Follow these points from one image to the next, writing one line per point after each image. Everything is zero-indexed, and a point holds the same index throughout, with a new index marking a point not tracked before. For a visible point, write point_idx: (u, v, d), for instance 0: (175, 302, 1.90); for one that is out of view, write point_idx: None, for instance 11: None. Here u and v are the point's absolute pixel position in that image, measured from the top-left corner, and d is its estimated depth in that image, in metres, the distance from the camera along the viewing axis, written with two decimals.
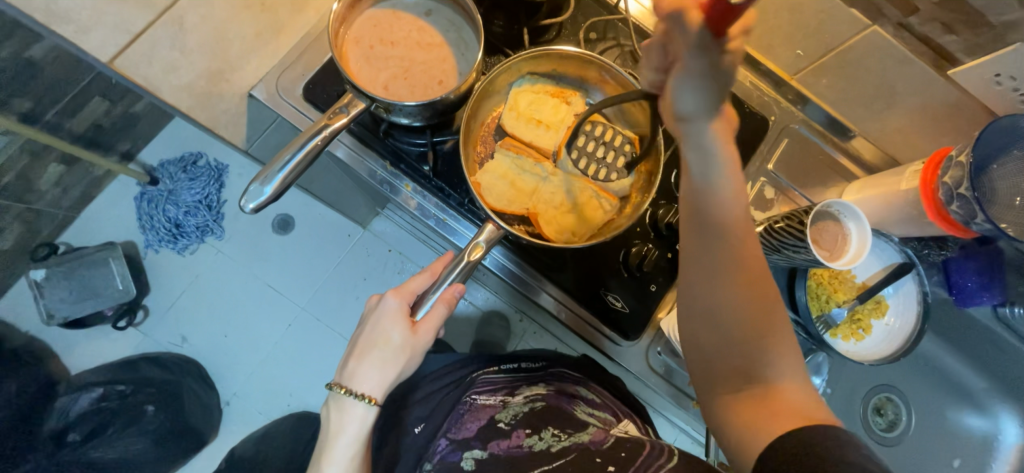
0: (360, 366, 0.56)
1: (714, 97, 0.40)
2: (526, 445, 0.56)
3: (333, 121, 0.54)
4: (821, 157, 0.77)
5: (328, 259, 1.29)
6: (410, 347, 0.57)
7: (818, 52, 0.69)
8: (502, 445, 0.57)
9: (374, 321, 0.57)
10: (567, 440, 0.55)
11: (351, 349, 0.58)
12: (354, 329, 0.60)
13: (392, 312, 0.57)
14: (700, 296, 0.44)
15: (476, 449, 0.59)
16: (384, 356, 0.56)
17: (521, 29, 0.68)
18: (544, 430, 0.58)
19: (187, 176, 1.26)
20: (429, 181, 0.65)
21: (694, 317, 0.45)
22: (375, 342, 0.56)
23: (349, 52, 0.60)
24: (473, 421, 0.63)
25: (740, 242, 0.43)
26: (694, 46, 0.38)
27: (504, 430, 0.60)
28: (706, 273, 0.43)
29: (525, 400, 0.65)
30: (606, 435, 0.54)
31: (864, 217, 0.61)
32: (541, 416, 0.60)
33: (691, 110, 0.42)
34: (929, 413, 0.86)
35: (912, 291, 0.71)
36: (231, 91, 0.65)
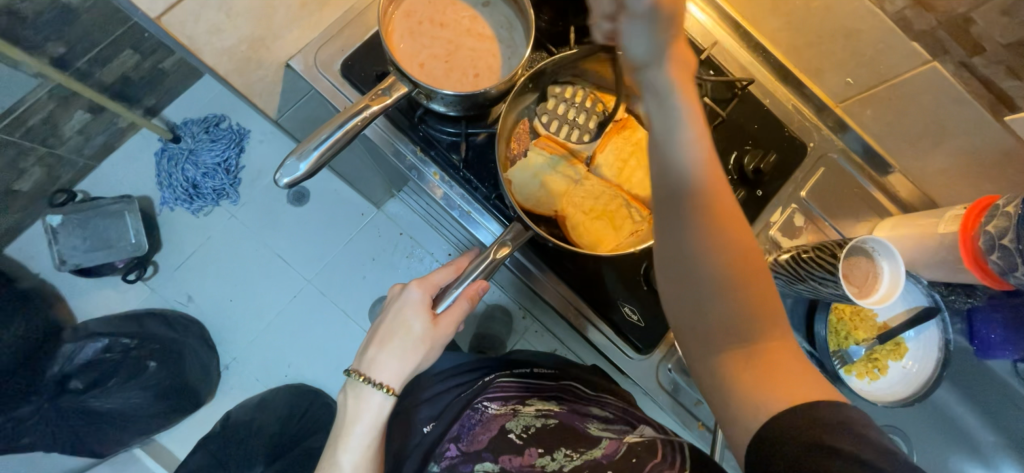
0: (380, 354, 0.56)
1: (660, 33, 0.41)
2: (538, 465, 0.55)
3: (373, 103, 0.53)
4: (855, 189, 0.76)
5: (340, 235, 1.29)
6: (430, 339, 0.56)
7: (869, 82, 0.67)
8: (514, 461, 0.56)
9: (396, 309, 0.57)
10: (579, 458, 0.54)
11: (371, 337, 0.58)
12: (374, 319, 0.59)
13: (415, 304, 0.57)
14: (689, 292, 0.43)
15: (487, 461, 0.58)
16: (405, 346, 0.56)
17: (567, 27, 0.66)
18: (557, 449, 0.56)
19: (208, 137, 1.26)
20: (457, 172, 0.65)
21: (668, 266, 0.44)
22: (396, 331, 0.56)
23: (395, 31, 0.59)
24: (483, 432, 0.61)
25: (711, 211, 0.42)
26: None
27: (515, 445, 0.58)
28: (686, 257, 0.43)
29: (538, 414, 0.62)
30: (618, 445, 0.55)
31: (899, 258, 0.59)
32: (553, 432, 0.59)
33: (645, 49, 0.42)
34: (933, 461, 0.84)
35: (935, 337, 0.69)
36: (270, 59, 0.65)
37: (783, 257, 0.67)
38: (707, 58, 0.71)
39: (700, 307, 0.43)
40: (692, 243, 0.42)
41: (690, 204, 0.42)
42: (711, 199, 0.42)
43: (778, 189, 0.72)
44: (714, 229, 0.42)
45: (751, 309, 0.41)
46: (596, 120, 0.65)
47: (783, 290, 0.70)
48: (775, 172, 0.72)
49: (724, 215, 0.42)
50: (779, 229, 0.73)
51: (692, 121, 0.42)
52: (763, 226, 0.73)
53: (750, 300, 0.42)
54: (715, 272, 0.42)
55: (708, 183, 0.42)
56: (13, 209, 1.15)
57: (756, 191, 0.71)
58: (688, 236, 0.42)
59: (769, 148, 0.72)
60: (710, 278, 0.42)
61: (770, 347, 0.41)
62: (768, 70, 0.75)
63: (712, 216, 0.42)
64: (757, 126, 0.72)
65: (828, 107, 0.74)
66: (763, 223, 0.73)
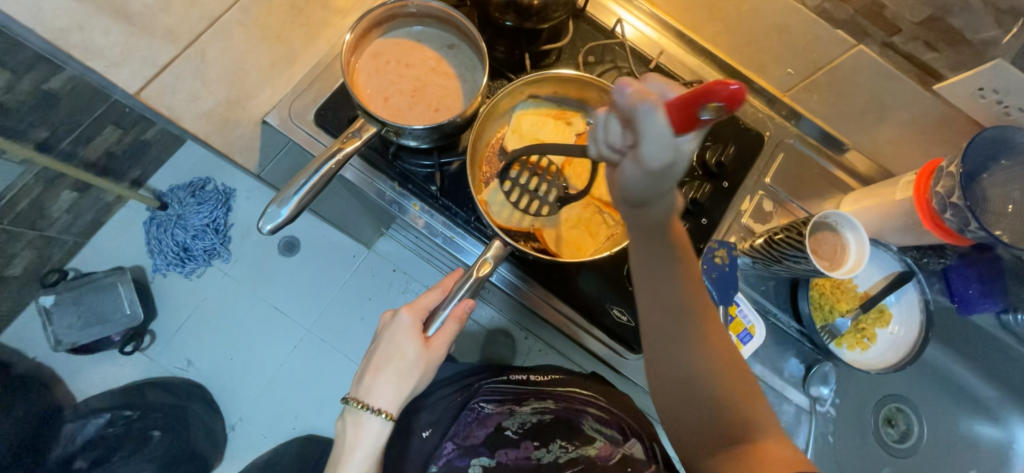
0: (376, 381, 0.57)
1: (665, 189, 0.39)
2: (534, 457, 0.67)
3: (345, 145, 0.57)
4: (817, 171, 0.79)
5: (334, 279, 1.30)
6: (423, 362, 0.58)
7: (808, 70, 0.71)
8: (510, 455, 0.68)
9: (389, 336, 0.58)
10: (574, 452, 0.65)
11: (366, 364, 0.59)
12: (368, 346, 0.61)
13: (406, 329, 0.58)
14: (687, 401, 0.44)
15: (483, 456, 0.69)
16: (400, 371, 0.57)
17: (522, 55, 0.71)
18: (552, 442, 0.68)
19: (195, 200, 1.29)
20: (436, 201, 0.68)
21: (666, 382, 0.45)
22: (390, 357, 0.57)
23: (360, 78, 0.63)
24: (481, 428, 0.70)
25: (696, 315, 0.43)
26: (654, 140, 0.36)
27: (512, 439, 0.70)
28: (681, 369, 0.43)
29: (533, 411, 0.69)
30: (612, 450, 0.63)
31: (861, 227, 0.63)
32: (548, 427, 0.69)
33: (643, 197, 0.40)
34: (941, 423, 0.86)
35: (914, 299, 0.72)
36: (246, 118, 0.67)
37: (757, 242, 0.70)
38: (656, 66, 0.75)
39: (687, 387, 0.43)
40: (678, 333, 0.43)
41: (680, 315, 0.43)
42: (696, 307, 0.43)
43: (743, 178, 0.75)
44: (699, 323, 0.43)
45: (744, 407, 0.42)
46: (554, 195, 0.65)
47: (762, 272, 0.73)
48: (737, 163, 0.75)
49: (707, 318, 0.44)
50: (750, 216, 0.76)
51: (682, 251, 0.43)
52: (734, 215, 0.76)
53: (735, 390, 0.42)
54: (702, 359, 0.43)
55: (693, 294, 0.43)
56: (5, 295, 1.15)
57: (722, 183, 0.74)
58: (678, 328, 0.43)
59: (728, 141, 0.76)
60: (706, 384, 0.42)
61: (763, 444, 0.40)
62: (717, 70, 0.80)
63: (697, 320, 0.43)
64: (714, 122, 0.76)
65: (777, 97, 0.79)
66: (734, 212, 0.75)
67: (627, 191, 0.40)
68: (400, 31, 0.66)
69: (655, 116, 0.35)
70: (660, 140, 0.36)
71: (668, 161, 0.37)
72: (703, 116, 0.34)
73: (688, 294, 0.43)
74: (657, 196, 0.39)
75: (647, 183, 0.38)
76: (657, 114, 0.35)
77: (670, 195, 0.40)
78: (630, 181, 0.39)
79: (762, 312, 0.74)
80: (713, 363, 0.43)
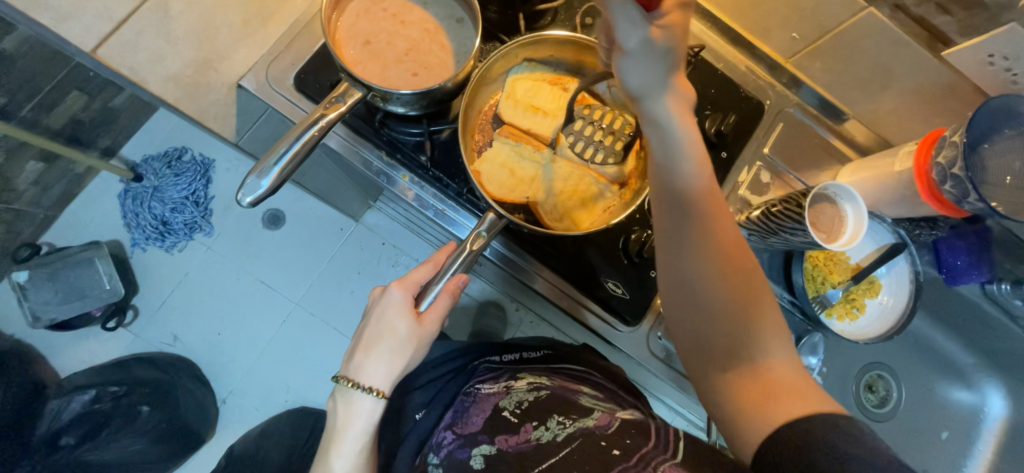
0: (367, 359, 0.56)
1: (657, 65, 0.47)
2: (533, 438, 0.55)
3: (328, 111, 0.53)
4: (815, 140, 0.77)
5: (322, 253, 1.28)
6: (416, 338, 0.57)
7: (814, 34, 0.69)
8: (510, 441, 0.57)
9: (379, 313, 0.57)
10: (571, 427, 0.54)
11: (356, 343, 0.58)
12: (358, 324, 0.59)
13: (397, 304, 0.57)
14: (700, 323, 0.49)
15: (484, 444, 0.59)
16: (391, 348, 0.56)
17: (516, 15, 0.67)
18: (550, 419, 0.56)
19: (172, 172, 1.24)
20: (426, 172, 0.65)
21: (671, 290, 0.50)
22: (381, 334, 0.56)
23: (344, 39, 0.58)
24: (477, 414, 0.64)
25: (713, 230, 0.48)
26: (627, 22, 0.45)
27: (511, 423, 0.59)
28: (692, 281, 0.49)
29: (529, 387, 0.64)
30: (610, 420, 0.54)
31: (861, 200, 0.62)
32: (544, 404, 0.60)
33: (642, 80, 0.48)
34: (920, 389, 0.90)
35: (905, 271, 0.72)
36: (218, 81, 0.62)
37: (754, 214, 0.69)
38: None
39: (699, 307, 0.49)
40: (693, 248, 0.48)
41: (697, 216, 0.49)
42: (706, 216, 0.48)
43: (740, 151, 0.74)
44: (712, 234, 0.48)
45: (743, 313, 0.47)
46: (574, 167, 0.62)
47: (758, 245, 0.72)
48: (736, 133, 0.73)
49: (721, 233, 0.48)
50: (747, 188, 0.74)
51: (691, 144, 0.49)
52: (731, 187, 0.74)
53: (739, 295, 0.47)
54: (711, 261, 0.48)
55: (704, 192, 0.49)
56: None
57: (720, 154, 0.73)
58: (683, 227, 0.49)
59: (728, 110, 0.73)
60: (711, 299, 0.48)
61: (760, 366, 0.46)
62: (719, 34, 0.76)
63: (708, 223, 0.48)
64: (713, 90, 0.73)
65: (780, 63, 0.76)
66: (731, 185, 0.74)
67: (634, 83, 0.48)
68: None
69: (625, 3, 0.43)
70: (630, 19, 0.44)
71: (648, 36, 0.45)
72: None
73: (699, 207, 0.49)
74: (660, 87, 0.48)
75: (646, 65, 0.47)
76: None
77: (670, 73, 0.48)
78: (631, 68, 0.48)
79: None
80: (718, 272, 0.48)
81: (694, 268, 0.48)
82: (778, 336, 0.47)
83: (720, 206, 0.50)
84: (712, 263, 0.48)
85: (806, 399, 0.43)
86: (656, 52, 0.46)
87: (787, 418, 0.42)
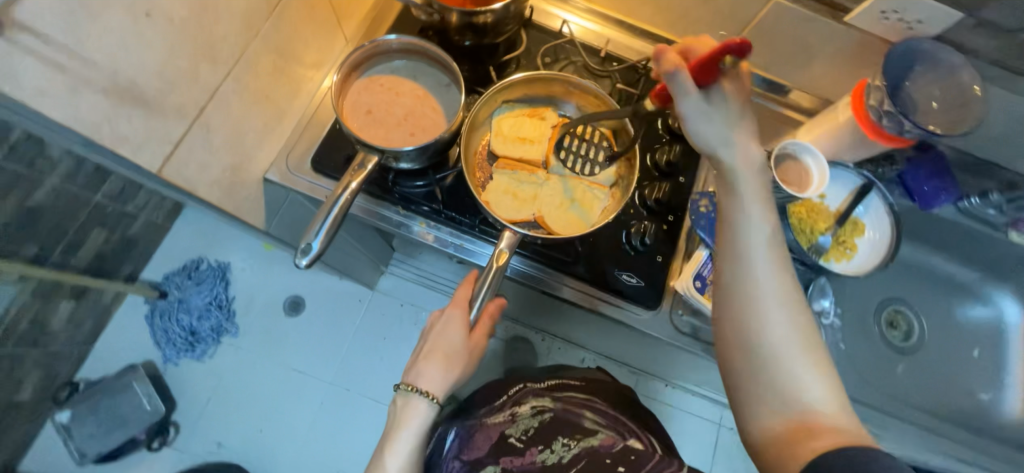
0: (427, 368, 0.61)
1: (727, 125, 0.50)
2: (539, 460, 0.62)
3: (353, 178, 0.61)
4: (767, 113, 0.88)
5: (347, 326, 1.33)
6: (468, 349, 0.63)
7: (737, 29, 0.81)
8: (517, 462, 0.62)
9: (438, 330, 0.63)
10: (576, 447, 0.61)
11: (416, 354, 0.63)
12: (415, 338, 0.65)
13: (455, 321, 0.63)
14: (740, 366, 0.48)
15: (490, 466, 0.64)
16: (450, 358, 0.62)
17: (487, 69, 0.79)
18: (555, 443, 0.63)
19: (193, 282, 1.33)
20: (440, 214, 0.73)
21: (731, 342, 0.49)
22: (438, 346, 0.62)
23: (350, 115, 0.69)
24: (485, 440, 0.69)
25: (768, 281, 0.47)
26: (686, 96, 0.50)
27: (517, 447, 0.65)
28: (744, 331, 0.47)
29: (533, 412, 0.71)
30: (614, 442, 0.62)
31: (818, 152, 0.71)
32: (549, 427, 0.67)
33: (715, 135, 0.50)
34: (941, 314, 0.94)
35: (881, 207, 0.80)
36: (250, 179, 0.71)
37: None
38: (607, 54, 0.83)
39: (744, 349, 0.47)
40: (746, 298, 0.47)
41: (751, 267, 0.48)
42: (765, 269, 0.47)
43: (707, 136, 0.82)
44: (768, 287, 0.47)
45: (781, 359, 0.46)
46: (569, 180, 0.71)
47: None
48: None
49: (780, 287, 0.47)
50: None
51: (755, 196, 0.49)
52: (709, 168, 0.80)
53: (790, 347, 0.46)
54: (761, 314, 0.47)
55: (764, 249, 0.48)
56: (18, 423, 1.14)
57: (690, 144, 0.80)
58: (734, 280, 0.48)
59: None
60: (760, 347, 0.46)
61: (801, 412, 0.44)
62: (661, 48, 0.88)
63: (768, 279, 0.47)
64: None
65: None
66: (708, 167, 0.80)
67: (704, 137, 0.50)
68: (386, 65, 0.72)
69: (682, 77, 0.49)
70: (690, 99, 0.50)
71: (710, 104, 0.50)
72: (725, 67, 0.49)
73: (754, 259, 0.48)
74: (731, 138, 0.50)
75: (717, 123, 0.50)
76: (685, 78, 0.49)
77: (738, 127, 0.50)
78: (701, 126, 0.50)
79: None
80: (772, 323, 0.46)
81: (749, 322, 0.47)
82: (832, 390, 0.45)
83: (780, 258, 0.49)
84: (769, 312, 0.46)
85: (847, 436, 0.43)
86: (721, 114, 0.50)
87: (826, 449, 0.42)
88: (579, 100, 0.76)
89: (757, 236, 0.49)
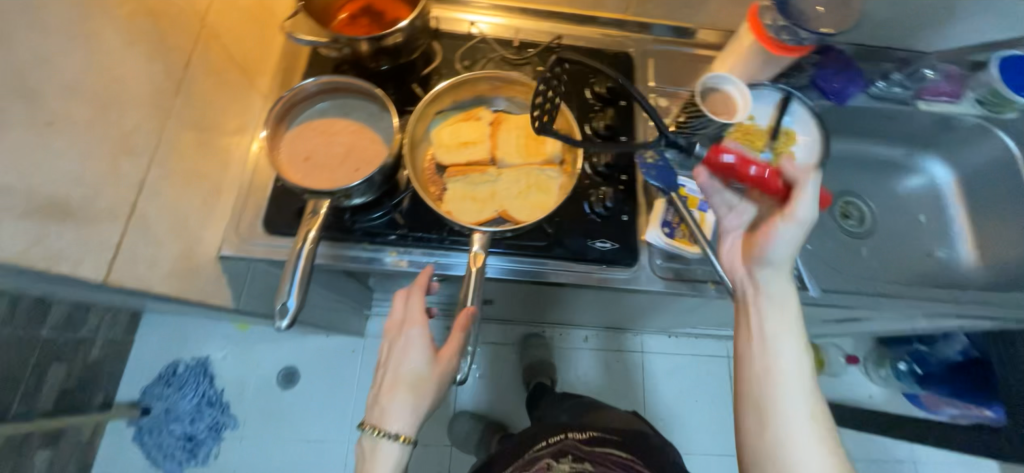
0: (392, 404, 0.60)
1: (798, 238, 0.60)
2: None
3: (311, 225, 0.60)
4: (683, 57, 0.92)
5: (349, 380, 1.31)
6: (437, 373, 0.62)
7: None
8: None
9: (399, 354, 0.63)
10: None
11: (378, 389, 0.62)
12: (375, 373, 0.64)
13: (419, 342, 0.63)
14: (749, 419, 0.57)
15: None
16: (417, 391, 0.61)
17: (411, 87, 0.79)
18: None
19: (174, 387, 1.27)
20: (407, 237, 0.72)
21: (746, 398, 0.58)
22: (402, 377, 0.61)
23: (289, 168, 0.67)
24: None
25: (793, 377, 0.56)
26: (803, 207, 0.58)
27: None
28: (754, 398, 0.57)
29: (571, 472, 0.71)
30: None
31: (735, 79, 0.76)
32: None
33: (788, 251, 0.60)
34: (882, 195, 1.04)
35: (806, 112, 0.85)
36: (204, 262, 0.68)
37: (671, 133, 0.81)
38: (520, 42, 0.85)
39: (756, 415, 0.56)
40: (799, 418, 0.55)
41: (794, 376, 0.57)
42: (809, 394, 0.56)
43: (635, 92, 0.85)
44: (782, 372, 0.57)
45: None
46: (521, 168, 0.72)
47: None
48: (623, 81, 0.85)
49: (800, 377, 0.57)
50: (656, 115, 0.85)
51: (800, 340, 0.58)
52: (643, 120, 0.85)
53: (808, 437, 0.54)
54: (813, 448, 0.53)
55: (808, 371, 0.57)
56: None
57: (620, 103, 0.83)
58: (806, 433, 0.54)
59: (606, 69, 0.86)
60: None
61: None
62: (569, 24, 0.91)
63: (795, 381, 0.56)
64: (589, 62, 0.86)
65: (622, 19, 0.91)
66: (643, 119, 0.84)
67: (791, 235, 0.59)
68: (311, 110, 0.72)
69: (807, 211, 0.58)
70: (806, 203, 0.58)
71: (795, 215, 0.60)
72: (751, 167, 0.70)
73: (793, 368, 0.57)
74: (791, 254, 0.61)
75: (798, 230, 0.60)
76: (810, 173, 0.58)
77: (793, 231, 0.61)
78: (791, 234, 0.59)
79: None
80: (792, 409, 0.55)
81: (779, 425, 0.55)
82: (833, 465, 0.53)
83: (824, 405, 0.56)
84: (795, 408, 0.55)
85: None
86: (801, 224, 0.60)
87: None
88: (507, 93, 0.77)
89: (788, 369, 0.57)
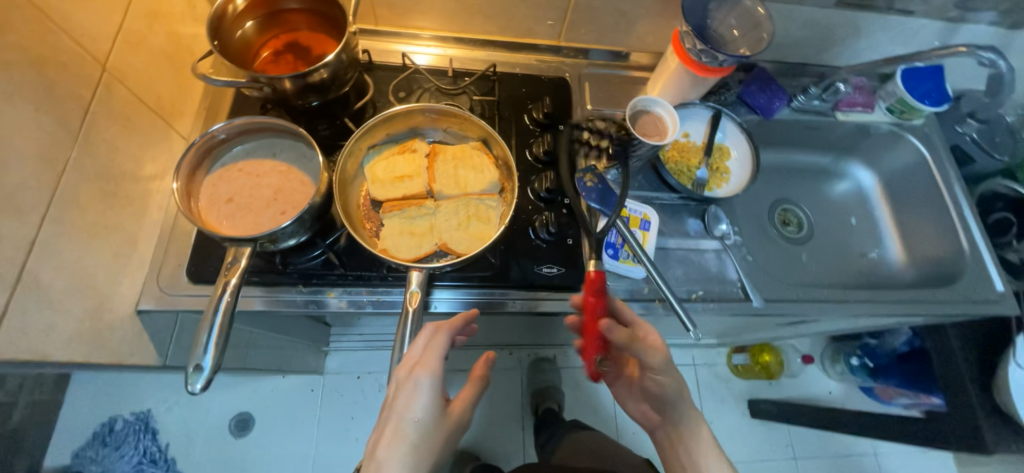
0: (390, 456, 0.57)
1: None
2: None
3: (230, 275, 0.57)
4: (617, 79, 0.94)
5: (307, 422, 1.27)
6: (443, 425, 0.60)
7: (560, 15, 0.86)
8: None
9: (405, 399, 0.59)
10: None
11: (379, 437, 0.59)
12: (379, 417, 0.61)
13: (430, 389, 0.59)
14: None
15: None
16: (419, 444, 0.58)
17: (343, 121, 0.77)
18: None
19: (110, 448, 1.06)
20: (346, 276, 0.69)
21: None
22: (406, 426, 0.58)
23: (212, 215, 0.64)
24: None
25: None
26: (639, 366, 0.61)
27: None
28: None
29: None
30: None
31: (663, 101, 0.79)
32: None
33: None
34: (817, 200, 1.09)
35: (736, 127, 0.91)
36: (118, 319, 0.63)
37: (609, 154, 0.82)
38: (454, 72, 0.85)
39: None
40: None
41: None
42: None
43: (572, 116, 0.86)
44: None
45: None
46: (459, 200, 0.72)
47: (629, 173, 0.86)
48: (560, 104, 0.86)
49: None
50: None
51: None
52: None
53: None
54: None
55: None
56: None
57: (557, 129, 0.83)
58: None
59: (543, 94, 0.87)
60: None
61: None
62: (504, 51, 0.92)
63: None
64: (525, 88, 0.87)
65: (555, 45, 0.92)
66: None
67: None
68: (235, 152, 0.69)
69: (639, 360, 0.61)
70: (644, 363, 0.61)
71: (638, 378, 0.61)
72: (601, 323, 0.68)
73: None
74: None
75: None
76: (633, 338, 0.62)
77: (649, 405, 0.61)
78: None
79: (648, 200, 0.85)
80: None
81: None
82: None
83: None
84: None
85: None
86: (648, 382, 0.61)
87: None
88: (442, 124, 0.77)
89: None
